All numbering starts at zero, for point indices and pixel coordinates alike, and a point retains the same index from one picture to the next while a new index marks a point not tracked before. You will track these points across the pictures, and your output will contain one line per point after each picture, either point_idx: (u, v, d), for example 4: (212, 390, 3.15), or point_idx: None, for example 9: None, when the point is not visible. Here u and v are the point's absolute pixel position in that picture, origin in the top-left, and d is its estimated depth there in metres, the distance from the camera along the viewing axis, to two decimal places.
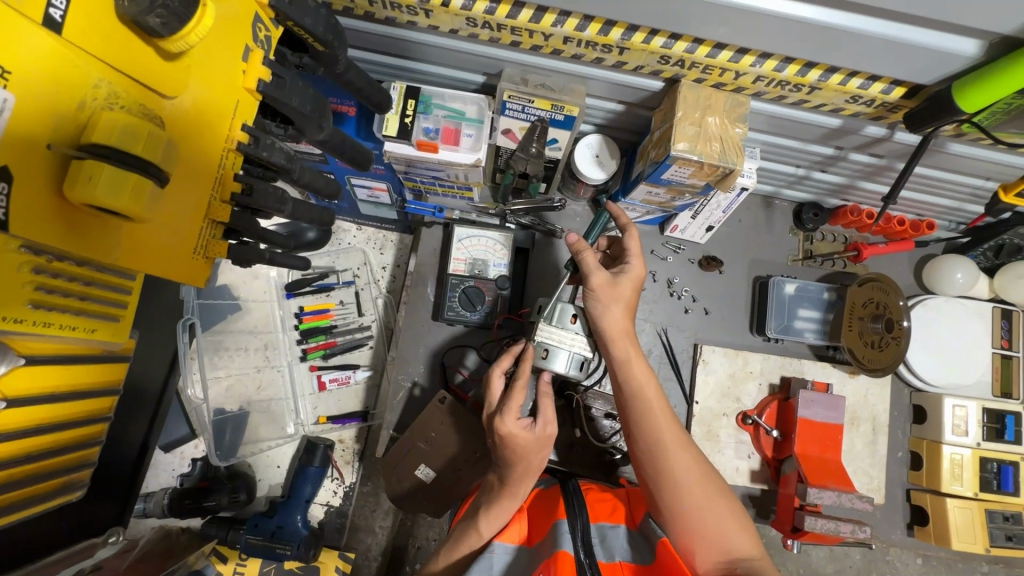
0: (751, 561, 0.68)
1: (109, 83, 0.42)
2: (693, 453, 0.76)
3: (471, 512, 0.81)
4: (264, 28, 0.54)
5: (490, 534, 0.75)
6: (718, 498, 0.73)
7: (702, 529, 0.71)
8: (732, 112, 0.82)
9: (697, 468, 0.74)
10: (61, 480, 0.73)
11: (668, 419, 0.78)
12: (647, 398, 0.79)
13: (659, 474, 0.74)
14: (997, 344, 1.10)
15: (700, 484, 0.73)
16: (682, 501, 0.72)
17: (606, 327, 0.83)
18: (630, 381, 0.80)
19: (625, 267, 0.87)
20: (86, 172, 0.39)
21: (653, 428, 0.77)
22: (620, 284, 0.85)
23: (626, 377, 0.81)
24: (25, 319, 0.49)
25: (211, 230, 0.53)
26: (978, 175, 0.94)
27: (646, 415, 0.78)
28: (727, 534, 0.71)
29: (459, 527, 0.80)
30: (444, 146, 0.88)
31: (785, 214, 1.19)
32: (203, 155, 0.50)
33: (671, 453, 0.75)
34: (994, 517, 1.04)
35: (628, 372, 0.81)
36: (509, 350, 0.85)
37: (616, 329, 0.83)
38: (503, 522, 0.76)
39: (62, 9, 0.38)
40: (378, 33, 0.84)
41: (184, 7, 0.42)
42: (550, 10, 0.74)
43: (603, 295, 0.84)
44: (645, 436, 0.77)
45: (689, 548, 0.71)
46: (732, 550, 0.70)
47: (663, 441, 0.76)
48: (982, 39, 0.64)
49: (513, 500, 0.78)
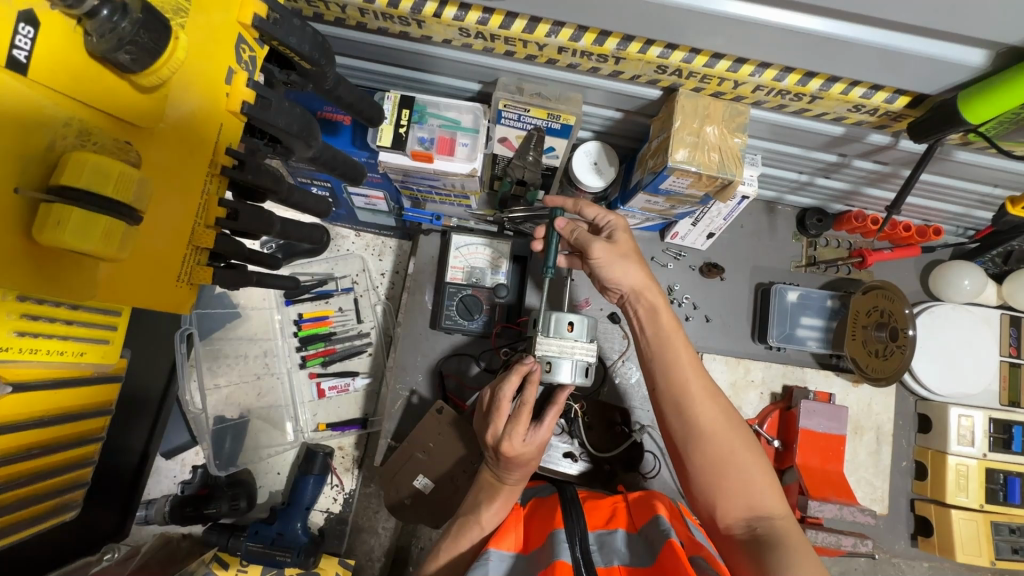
0: (774, 521, 0.66)
1: (80, 121, 0.42)
2: (722, 404, 0.75)
3: (469, 505, 0.84)
4: (248, 48, 0.53)
5: (491, 527, 0.79)
6: (744, 450, 0.71)
7: (725, 481, 0.69)
8: (732, 121, 0.80)
9: (724, 420, 0.73)
10: (53, 501, 0.73)
11: (696, 369, 0.77)
12: (673, 349, 0.78)
13: (684, 426, 0.74)
14: (1005, 352, 1.08)
15: (726, 437, 0.72)
16: (707, 453, 0.71)
17: (629, 282, 0.83)
18: (656, 332, 0.80)
19: (609, 225, 0.85)
20: (54, 216, 0.38)
21: (678, 376, 0.76)
22: (619, 240, 0.83)
23: (653, 328, 0.81)
24: (11, 347, 0.51)
25: (195, 256, 0.53)
26: (986, 182, 0.92)
27: (672, 366, 0.77)
28: (752, 491, 0.68)
29: (456, 522, 0.82)
30: (439, 156, 0.87)
31: (788, 219, 1.17)
32: (184, 181, 0.50)
33: (697, 404, 0.74)
34: (1000, 530, 1.02)
35: (655, 323, 0.81)
36: (517, 372, 0.82)
37: (638, 283, 0.82)
38: (502, 516, 0.81)
39: (26, 49, 0.37)
40: (372, 43, 0.83)
41: (154, 42, 0.41)
42: (543, 20, 0.72)
43: (611, 259, 0.82)
44: (670, 385, 0.76)
45: (711, 500, 0.70)
46: (756, 507, 0.67)
47: (689, 392, 0.75)
48: (989, 49, 0.62)
49: (509, 496, 0.83)
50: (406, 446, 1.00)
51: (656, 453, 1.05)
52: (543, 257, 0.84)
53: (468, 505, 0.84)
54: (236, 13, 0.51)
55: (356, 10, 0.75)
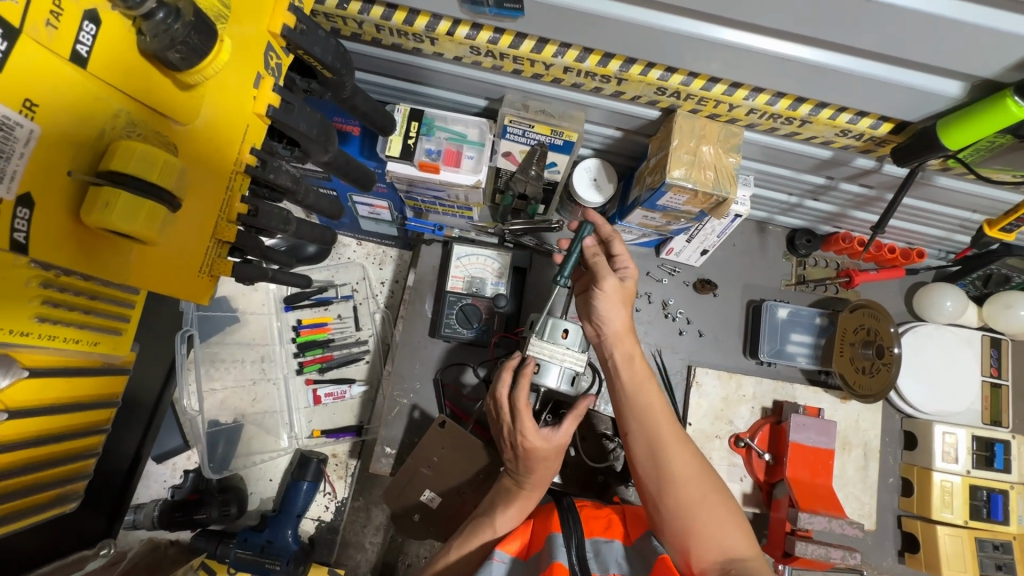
0: (746, 562, 0.67)
1: (129, 114, 0.44)
2: (692, 452, 0.78)
3: (484, 510, 0.84)
4: (275, 56, 0.56)
5: (505, 531, 0.79)
6: (714, 495, 0.73)
7: (698, 526, 0.70)
8: (726, 142, 0.85)
9: (694, 465, 0.75)
10: (56, 492, 0.73)
11: (667, 417, 0.80)
12: (647, 395, 0.81)
13: (658, 468, 0.75)
14: (987, 372, 1.12)
15: (696, 481, 0.74)
16: (681, 496, 0.73)
17: (613, 326, 0.86)
18: (632, 378, 0.83)
19: (626, 267, 0.89)
20: (102, 199, 0.40)
21: (652, 422, 0.79)
22: (626, 285, 0.87)
23: (629, 374, 0.84)
24: (31, 332, 0.51)
25: (217, 249, 0.55)
26: (965, 207, 0.97)
27: (646, 411, 0.80)
28: (724, 533, 0.70)
29: (469, 525, 0.82)
30: (445, 167, 0.90)
31: (778, 240, 1.21)
32: (213, 177, 0.52)
33: (670, 449, 0.76)
34: (984, 546, 1.04)
35: (631, 369, 0.84)
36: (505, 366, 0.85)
37: (620, 329, 0.86)
38: (516, 522, 0.80)
39: (88, 45, 0.40)
40: (386, 58, 0.87)
41: (202, 42, 0.44)
42: (551, 41, 0.76)
43: (613, 296, 0.85)
44: (644, 430, 0.79)
45: (686, 544, 0.70)
46: (729, 549, 0.68)
47: (663, 437, 0.77)
48: (965, 81, 0.67)
49: (525, 502, 0.83)
50: (411, 462, 1.00)
51: None
52: (559, 266, 0.84)
53: (483, 509, 0.84)
54: (266, 23, 0.54)
55: (372, 27, 0.78)
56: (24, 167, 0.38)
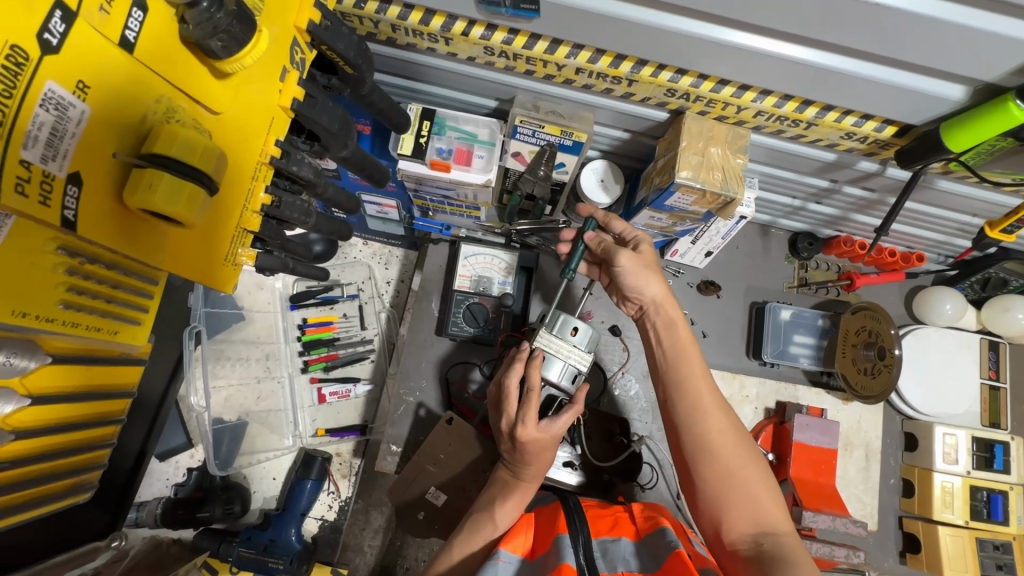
0: (779, 537, 0.67)
1: (169, 100, 0.46)
2: (732, 421, 0.77)
3: (481, 504, 0.85)
4: (300, 51, 0.57)
5: (504, 525, 0.80)
6: (751, 467, 0.73)
7: (732, 496, 0.71)
8: (734, 143, 0.86)
9: (733, 435, 0.75)
10: (70, 481, 0.74)
11: (709, 386, 0.80)
12: (687, 363, 0.81)
13: (695, 437, 0.76)
14: (985, 375, 1.13)
15: (734, 452, 0.74)
16: (717, 466, 0.73)
17: (651, 295, 0.88)
18: (672, 345, 0.84)
19: (636, 238, 0.91)
20: (147, 180, 0.42)
21: (691, 389, 0.79)
22: (643, 252, 0.89)
23: (670, 341, 0.85)
24: (57, 319, 0.52)
25: (241, 237, 0.56)
26: (965, 211, 0.99)
27: (687, 377, 0.80)
28: (759, 505, 0.70)
29: (470, 518, 0.83)
30: (456, 166, 0.91)
31: (781, 242, 1.23)
32: (241, 164, 0.53)
33: (708, 417, 0.76)
34: (984, 546, 1.05)
35: (672, 335, 0.85)
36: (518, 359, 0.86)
37: (660, 296, 0.87)
38: (513, 517, 0.81)
39: (135, 31, 0.41)
40: (398, 58, 0.89)
41: (242, 32, 0.46)
42: (564, 43, 0.78)
43: (637, 269, 0.87)
44: (682, 397, 0.79)
45: (717, 514, 0.71)
46: (762, 522, 0.69)
47: (701, 404, 0.77)
48: (968, 86, 0.69)
49: (522, 497, 0.83)
50: (417, 459, 1.00)
51: (653, 465, 1.08)
52: (566, 261, 0.90)
53: (480, 503, 0.84)
54: (293, 18, 0.55)
55: (388, 26, 0.80)
56: (75, 145, 0.40)
